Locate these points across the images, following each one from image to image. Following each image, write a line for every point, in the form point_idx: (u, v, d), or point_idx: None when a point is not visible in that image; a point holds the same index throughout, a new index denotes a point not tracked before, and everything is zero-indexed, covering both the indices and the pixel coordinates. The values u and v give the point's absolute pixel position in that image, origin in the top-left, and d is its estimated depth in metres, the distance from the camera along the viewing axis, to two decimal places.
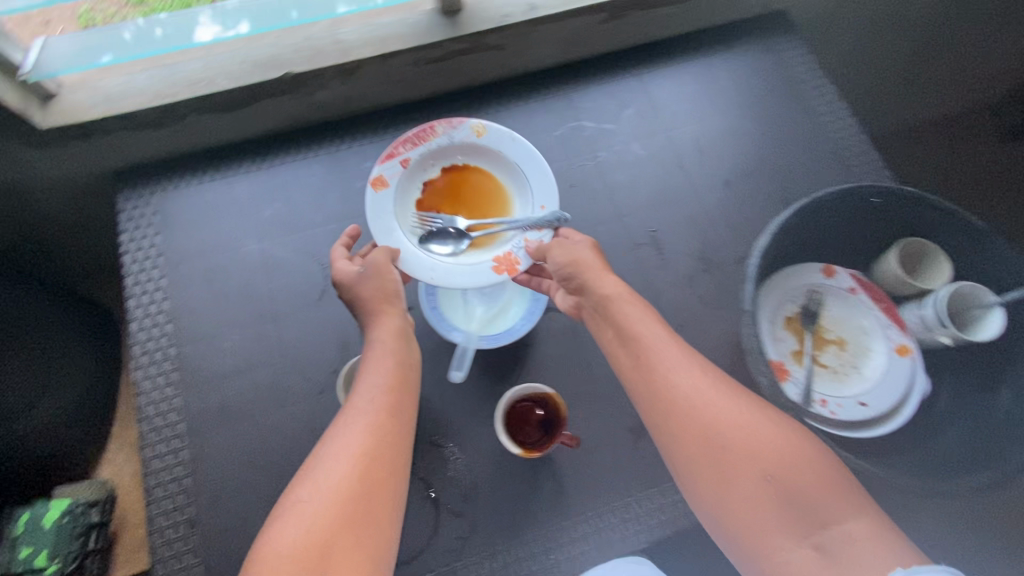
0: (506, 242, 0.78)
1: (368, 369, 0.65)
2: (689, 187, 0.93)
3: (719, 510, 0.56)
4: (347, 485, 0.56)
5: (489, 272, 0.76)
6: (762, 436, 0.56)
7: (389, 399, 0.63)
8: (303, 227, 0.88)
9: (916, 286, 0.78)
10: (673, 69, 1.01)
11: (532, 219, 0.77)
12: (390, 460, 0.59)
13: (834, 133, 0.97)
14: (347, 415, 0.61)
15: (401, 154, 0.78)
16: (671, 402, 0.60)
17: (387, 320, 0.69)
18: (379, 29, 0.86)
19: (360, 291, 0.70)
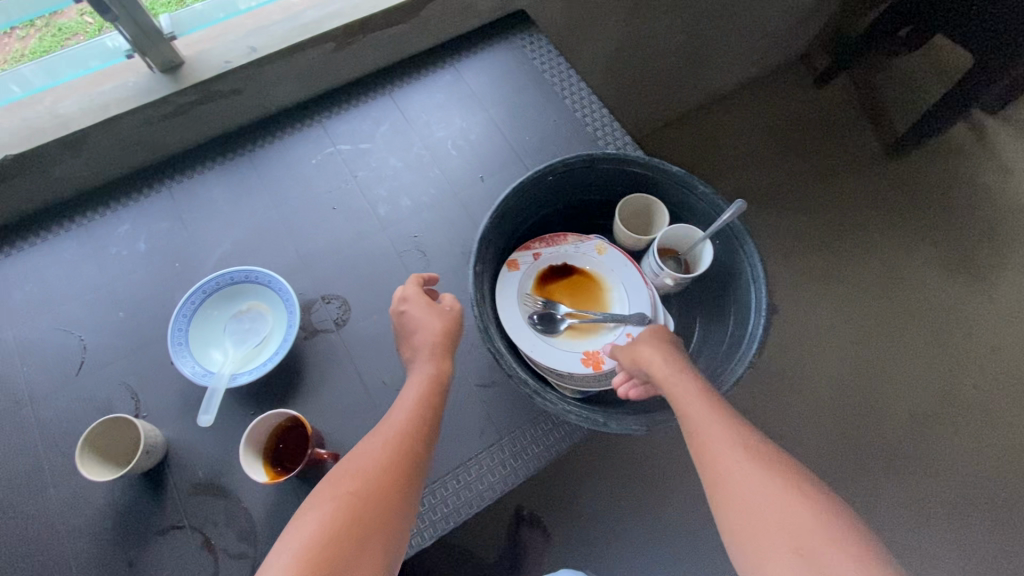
0: (603, 339, 0.79)
1: (408, 397, 0.70)
2: (447, 187, 0.98)
3: (745, 551, 0.54)
4: (375, 492, 0.59)
5: (557, 350, 0.78)
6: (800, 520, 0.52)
7: (419, 433, 0.66)
8: (61, 303, 0.87)
9: (643, 240, 0.84)
10: (424, 81, 1.06)
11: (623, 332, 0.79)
12: (409, 490, 0.62)
13: (580, 117, 1.04)
14: (385, 437, 0.65)
15: (536, 249, 0.85)
16: (709, 443, 0.59)
17: (437, 367, 0.72)
18: (99, 98, 0.87)
19: (422, 335, 0.74)
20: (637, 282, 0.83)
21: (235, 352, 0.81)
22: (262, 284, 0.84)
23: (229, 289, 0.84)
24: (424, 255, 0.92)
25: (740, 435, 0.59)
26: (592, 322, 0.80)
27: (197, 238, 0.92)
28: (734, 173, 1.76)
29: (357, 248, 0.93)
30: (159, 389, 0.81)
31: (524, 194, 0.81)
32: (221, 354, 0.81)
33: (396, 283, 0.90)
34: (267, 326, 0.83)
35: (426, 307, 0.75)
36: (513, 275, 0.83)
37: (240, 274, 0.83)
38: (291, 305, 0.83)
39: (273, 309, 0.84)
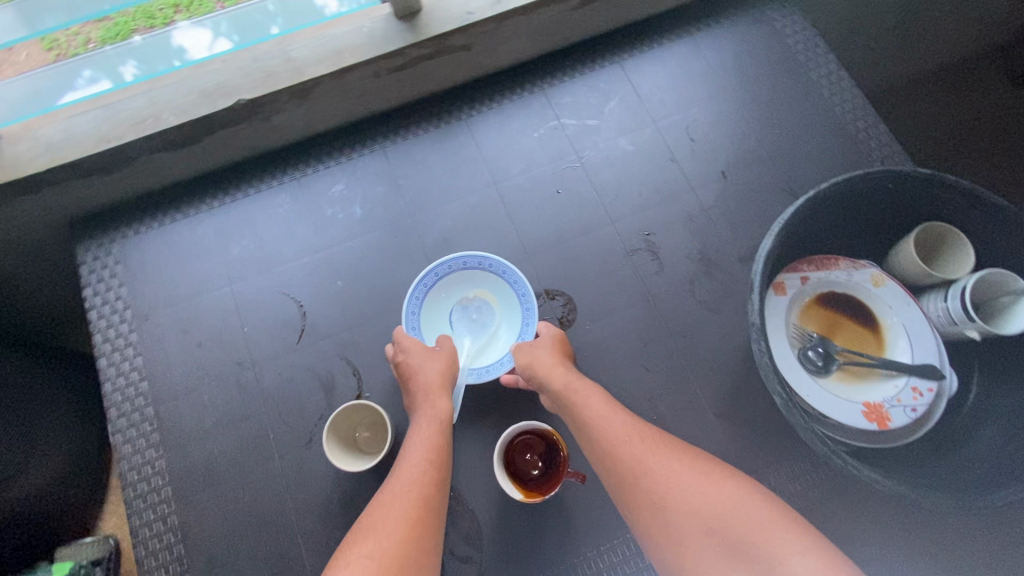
0: (884, 390, 0.70)
1: (416, 442, 0.63)
2: (682, 180, 0.87)
3: (660, 541, 0.53)
4: (395, 548, 0.51)
5: (831, 395, 0.70)
6: (709, 491, 0.53)
7: (434, 477, 0.60)
8: (276, 263, 0.82)
9: (937, 279, 0.73)
10: (658, 53, 0.94)
11: (908, 384, 0.70)
12: (430, 539, 0.54)
13: (841, 115, 0.90)
14: (398, 488, 0.58)
15: (805, 272, 0.75)
16: (611, 440, 0.60)
17: (440, 408, 0.66)
18: (332, 44, 0.79)
19: (417, 381, 0.68)
20: (923, 330, 0.72)
21: (468, 343, 0.76)
22: (493, 273, 0.77)
23: (461, 274, 0.78)
24: (656, 256, 0.83)
25: (635, 426, 0.62)
26: (869, 368, 0.71)
27: (413, 206, 0.85)
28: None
29: (581, 241, 0.84)
30: (381, 370, 0.77)
31: (810, 212, 0.70)
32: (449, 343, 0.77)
33: (625, 284, 0.82)
34: (495, 319, 0.78)
35: (412, 353, 0.70)
36: (781, 300, 0.73)
37: (473, 260, 0.77)
38: (526, 301, 0.76)
39: (502, 300, 0.78)
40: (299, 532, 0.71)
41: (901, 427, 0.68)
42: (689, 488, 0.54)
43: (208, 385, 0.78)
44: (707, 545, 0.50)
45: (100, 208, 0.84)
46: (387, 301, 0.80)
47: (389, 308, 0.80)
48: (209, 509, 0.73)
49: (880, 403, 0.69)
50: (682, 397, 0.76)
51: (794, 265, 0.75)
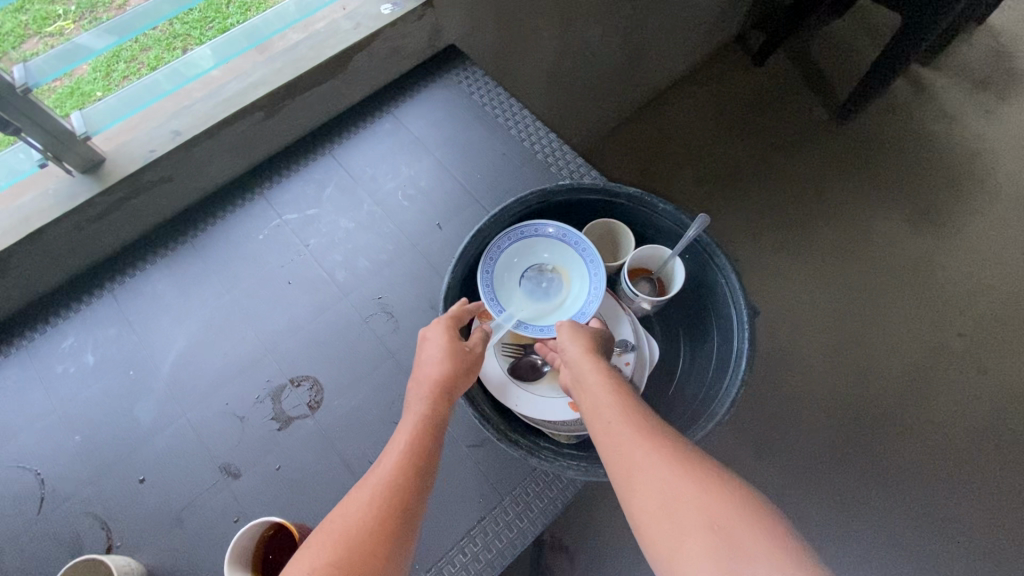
0: None
1: (403, 445, 0.61)
2: (405, 241, 0.94)
3: (658, 537, 0.50)
4: (359, 564, 0.51)
5: (543, 396, 0.74)
6: (715, 486, 0.51)
7: (417, 482, 0.58)
8: (11, 438, 0.80)
9: (613, 265, 0.81)
10: (364, 135, 1.03)
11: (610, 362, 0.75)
12: (398, 559, 0.53)
13: (529, 146, 1.01)
14: (375, 492, 0.56)
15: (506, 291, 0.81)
16: (625, 434, 0.57)
17: (439, 413, 0.63)
18: (18, 213, 0.81)
19: (426, 373, 0.66)
20: (615, 312, 0.79)
21: (532, 305, 0.79)
22: (575, 249, 0.79)
23: (554, 244, 0.80)
24: (391, 316, 0.88)
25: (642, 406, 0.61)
26: None
27: (149, 338, 0.87)
28: (690, 162, 1.71)
29: (320, 321, 0.88)
30: (132, 512, 0.76)
31: (479, 245, 0.79)
32: (517, 296, 0.79)
33: (367, 351, 0.86)
34: (568, 292, 0.79)
35: (449, 341, 0.67)
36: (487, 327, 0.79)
37: (572, 236, 0.79)
38: (596, 271, 0.77)
39: (579, 273, 0.79)
40: None
41: None
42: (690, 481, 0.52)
43: None
44: (703, 545, 0.47)
45: None
46: (132, 440, 0.80)
47: (134, 446, 0.80)
48: None
49: None
50: None
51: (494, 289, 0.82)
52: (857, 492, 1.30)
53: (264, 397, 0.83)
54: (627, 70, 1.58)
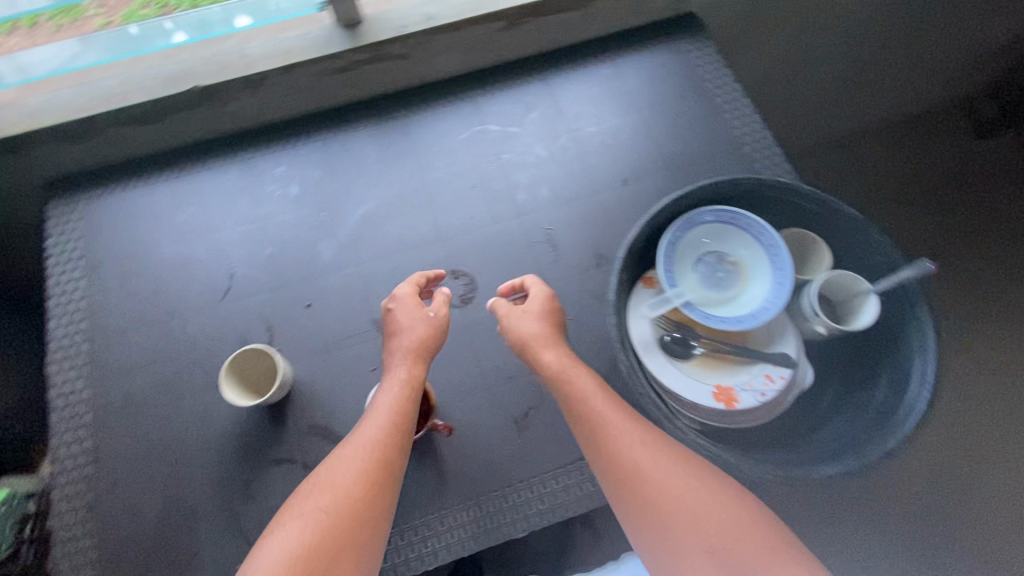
0: (739, 378, 0.75)
1: (383, 401, 0.69)
2: (588, 184, 0.95)
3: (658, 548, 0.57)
4: (347, 505, 0.59)
5: (687, 376, 0.74)
6: (719, 511, 0.57)
7: (393, 442, 0.65)
8: (215, 229, 0.93)
9: (797, 279, 0.78)
10: (582, 72, 1.04)
11: (762, 369, 0.75)
12: (383, 496, 0.62)
13: (739, 134, 0.98)
14: (359, 445, 0.65)
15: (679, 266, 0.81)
16: (637, 453, 0.62)
17: (411, 370, 0.72)
18: (282, 44, 0.91)
19: (398, 340, 0.75)
20: (784, 327, 0.78)
21: (702, 291, 0.78)
22: (764, 252, 0.77)
23: (744, 241, 0.79)
24: (554, 248, 0.91)
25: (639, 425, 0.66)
26: (725, 353, 0.76)
27: (344, 189, 0.96)
28: (914, 218, 1.31)
29: (490, 229, 0.93)
30: (292, 327, 0.86)
31: (674, 210, 0.79)
32: (690, 276, 0.79)
33: (523, 271, 0.90)
34: (742, 292, 0.78)
35: (417, 314, 0.76)
36: (649, 292, 0.79)
37: (767, 238, 0.77)
38: (781, 280, 0.75)
39: (760, 277, 0.77)
40: (199, 457, 0.79)
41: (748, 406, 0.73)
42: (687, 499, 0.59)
43: (135, 327, 0.87)
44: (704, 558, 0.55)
45: (73, 172, 0.96)
46: (307, 269, 0.90)
47: (308, 275, 0.90)
48: (118, 433, 0.81)
49: (733, 383, 0.74)
50: None
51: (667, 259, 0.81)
52: None
53: None
54: (846, 95, 1.31)
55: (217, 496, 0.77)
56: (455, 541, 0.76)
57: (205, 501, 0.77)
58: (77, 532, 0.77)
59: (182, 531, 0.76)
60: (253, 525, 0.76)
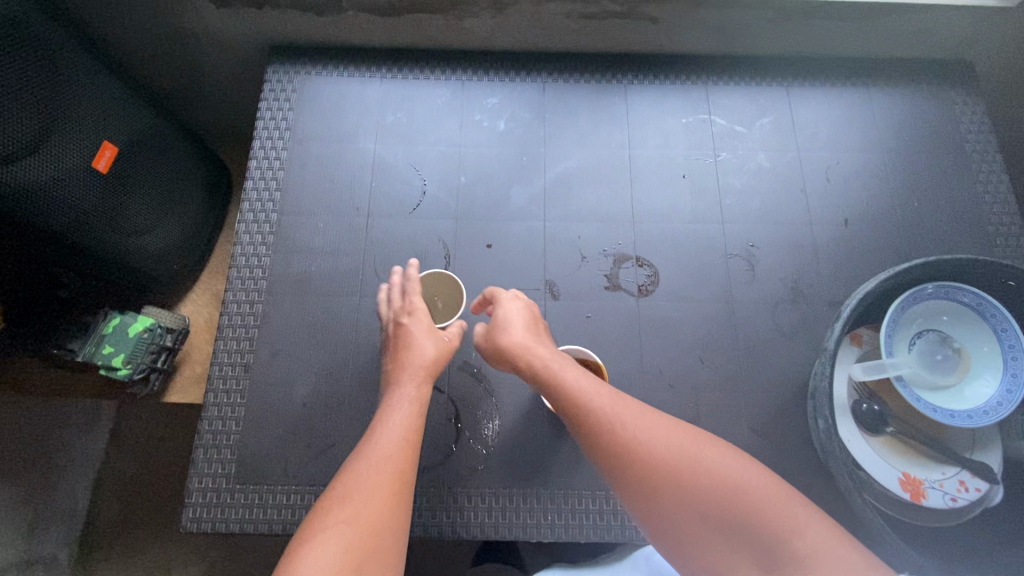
0: (930, 473, 0.69)
1: (395, 418, 0.67)
2: (803, 212, 0.88)
3: (655, 517, 0.59)
4: (371, 517, 0.58)
5: (873, 452, 0.69)
6: (718, 479, 0.59)
7: (406, 452, 0.65)
8: (417, 140, 0.91)
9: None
10: (828, 90, 0.95)
11: (958, 474, 0.68)
12: (400, 510, 0.61)
13: (987, 211, 0.88)
14: (371, 459, 0.63)
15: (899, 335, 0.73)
16: (625, 433, 0.63)
17: (424, 389, 0.71)
18: None
19: (410, 356, 0.72)
20: (990, 437, 0.71)
21: (916, 369, 0.71)
22: (1001, 351, 0.70)
23: (982, 332, 0.71)
24: (750, 268, 0.85)
25: (637, 409, 0.66)
26: (919, 443, 0.70)
27: (551, 139, 0.92)
28: None
29: (687, 227, 0.88)
30: (470, 263, 0.85)
31: (916, 275, 0.72)
32: (906, 347, 0.72)
33: (712, 282, 0.85)
34: (959, 384, 0.71)
35: (426, 328, 0.74)
36: (855, 351, 0.73)
37: (1010, 337, 0.69)
38: (1012, 388, 0.68)
39: (986, 375, 0.70)
40: (355, 356, 0.81)
41: (930, 505, 0.67)
42: (700, 468, 0.60)
43: (322, 212, 0.87)
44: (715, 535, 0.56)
45: (297, 42, 0.96)
46: (496, 209, 0.88)
47: (496, 216, 0.88)
48: (286, 308, 0.83)
49: (921, 477, 0.68)
50: (726, 398, 0.79)
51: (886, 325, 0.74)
52: None
53: (609, 254, 0.86)
54: None
55: (365, 400, 0.79)
56: (575, 522, 0.76)
57: (351, 400, 0.79)
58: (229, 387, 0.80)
59: (324, 419, 0.78)
60: None
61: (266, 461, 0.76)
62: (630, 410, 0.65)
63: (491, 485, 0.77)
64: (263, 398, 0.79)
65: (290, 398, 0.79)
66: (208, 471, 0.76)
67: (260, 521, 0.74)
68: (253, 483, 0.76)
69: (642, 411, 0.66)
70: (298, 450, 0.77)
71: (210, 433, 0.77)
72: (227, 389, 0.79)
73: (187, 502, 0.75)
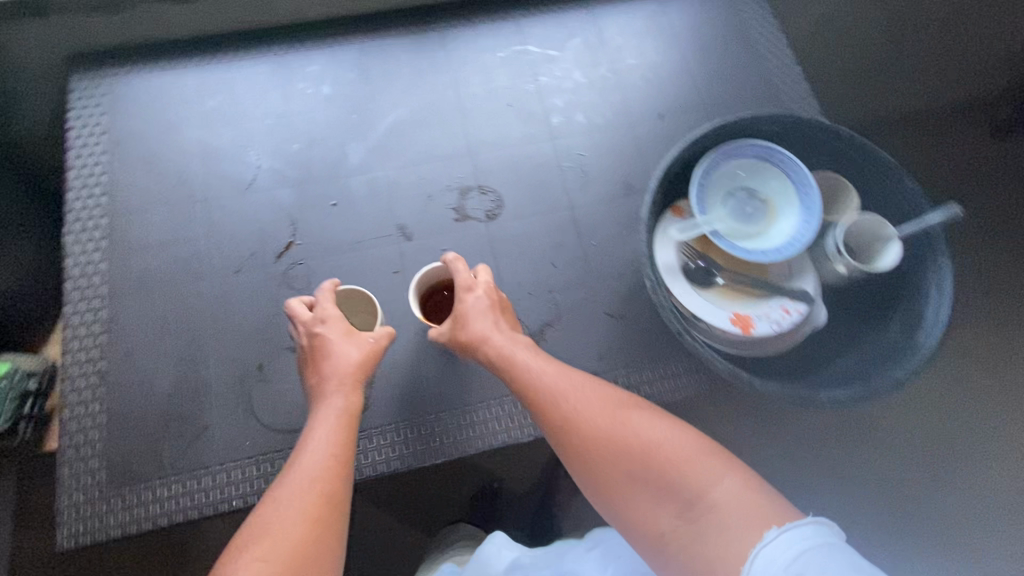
0: (756, 307, 0.76)
1: (318, 436, 0.63)
2: (623, 115, 0.95)
3: (612, 501, 0.58)
4: (290, 552, 0.53)
5: (705, 302, 0.76)
6: (659, 446, 0.58)
7: (332, 472, 0.61)
8: (243, 119, 0.91)
9: (823, 219, 0.79)
10: (627, 7, 1.02)
11: (779, 302, 0.76)
12: (326, 537, 0.56)
13: (780, 83, 0.97)
14: (294, 484, 0.59)
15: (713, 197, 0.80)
16: (575, 413, 0.61)
17: (349, 400, 0.67)
18: None
19: (332, 364, 0.69)
20: (805, 265, 0.79)
21: (730, 223, 0.79)
22: (795, 189, 0.78)
23: (777, 177, 0.79)
24: (583, 174, 0.91)
25: (584, 382, 0.65)
26: (743, 285, 0.77)
27: (377, 94, 0.94)
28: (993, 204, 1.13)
29: (520, 149, 0.92)
30: (317, 224, 0.86)
31: (712, 141, 0.79)
32: (718, 207, 0.79)
33: (552, 193, 0.90)
34: (769, 228, 0.79)
35: (350, 334, 0.71)
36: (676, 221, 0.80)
37: (798, 176, 0.78)
38: (808, 218, 0.76)
39: (788, 214, 0.78)
40: (215, 337, 0.80)
41: (760, 334, 0.74)
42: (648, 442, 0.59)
43: (156, 207, 0.85)
44: (666, 511, 0.55)
45: (100, 47, 0.94)
46: (333, 168, 0.89)
47: (335, 175, 0.88)
48: (134, 307, 0.81)
49: (749, 313, 0.76)
50: (580, 292, 0.84)
51: (715, 193, 0.80)
52: None
53: (453, 188, 0.89)
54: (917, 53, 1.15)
55: (232, 376, 0.78)
56: (462, 438, 0.78)
57: (218, 378, 0.78)
58: (86, 397, 0.76)
59: (193, 405, 0.77)
60: (266, 405, 0.77)
61: (139, 459, 0.74)
62: (582, 389, 0.64)
63: (375, 425, 0.78)
64: (126, 399, 0.77)
65: (155, 393, 0.77)
66: (78, 484, 0.72)
67: (143, 519, 0.72)
68: (129, 483, 0.73)
69: (592, 388, 0.64)
70: (171, 439, 0.75)
71: (72, 447, 0.74)
72: (84, 400, 0.76)
73: (59, 521, 0.71)
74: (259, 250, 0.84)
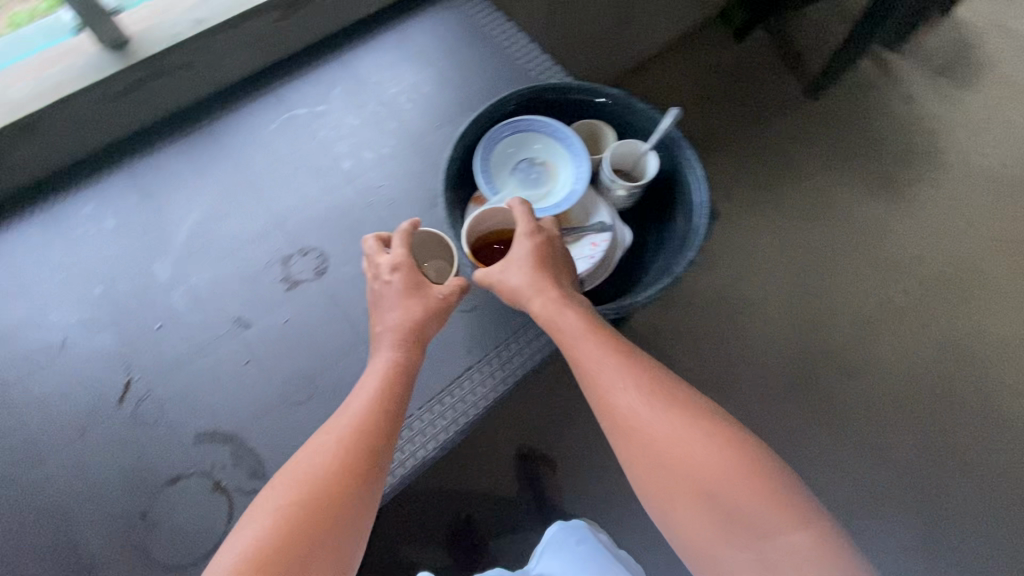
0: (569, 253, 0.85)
1: (359, 395, 0.67)
2: (404, 140, 1.02)
3: (663, 505, 0.60)
4: (313, 496, 0.57)
5: None
6: (715, 468, 0.57)
7: (367, 432, 0.63)
8: (32, 286, 0.87)
9: (593, 159, 0.90)
10: (373, 44, 1.09)
11: (586, 240, 0.85)
12: (350, 490, 0.60)
13: (528, 58, 1.07)
14: (330, 437, 0.63)
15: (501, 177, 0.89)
16: (631, 410, 0.62)
17: (399, 359, 0.71)
18: (49, 80, 0.83)
19: (392, 321, 0.72)
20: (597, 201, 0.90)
21: (523, 192, 0.88)
22: (561, 144, 0.89)
23: (544, 139, 0.89)
24: (390, 203, 0.97)
25: (639, 377, 0.64)
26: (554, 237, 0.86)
27: (164, 210, 0.93)
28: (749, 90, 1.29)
29: (324, 205, 0.96)
30: (150, 354, 0.83)
31: (478, 133, 0.88)
32: (508, 183, 0.89)
33: (368, 231, 0.94)
34: (555, 183, 0.89)
35: (424, 291, 0.73)
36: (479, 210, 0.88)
37: (559, 133, 0.88)
38: (580, 163, 0.87)
39: (564, 166, 0.89)
40: (84, 508, 0.75)
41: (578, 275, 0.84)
42: (705, 460, 0.58)
43: None
44: (719, 527, 0.56)
45: None
46: (146, 294, 0.87)
47: (150, 301, 0.87)
48: None
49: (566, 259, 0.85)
50: None
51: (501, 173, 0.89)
52: (851, 405, 1.25)
53: (274, 263, 0.91)
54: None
55: (117, 536, 0.74)
56: None
57: (104, 545, 0.74)
58: None
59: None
60: (164, 545, 0.74)
61: None
62: (638, 388, 0.63)
63: None
64: None
65: None
66: None
67: None
68: None
69: (647, 384, 0.63)
70: None
71: None
72: None
73: None
74: (98, 405, 0.80)
